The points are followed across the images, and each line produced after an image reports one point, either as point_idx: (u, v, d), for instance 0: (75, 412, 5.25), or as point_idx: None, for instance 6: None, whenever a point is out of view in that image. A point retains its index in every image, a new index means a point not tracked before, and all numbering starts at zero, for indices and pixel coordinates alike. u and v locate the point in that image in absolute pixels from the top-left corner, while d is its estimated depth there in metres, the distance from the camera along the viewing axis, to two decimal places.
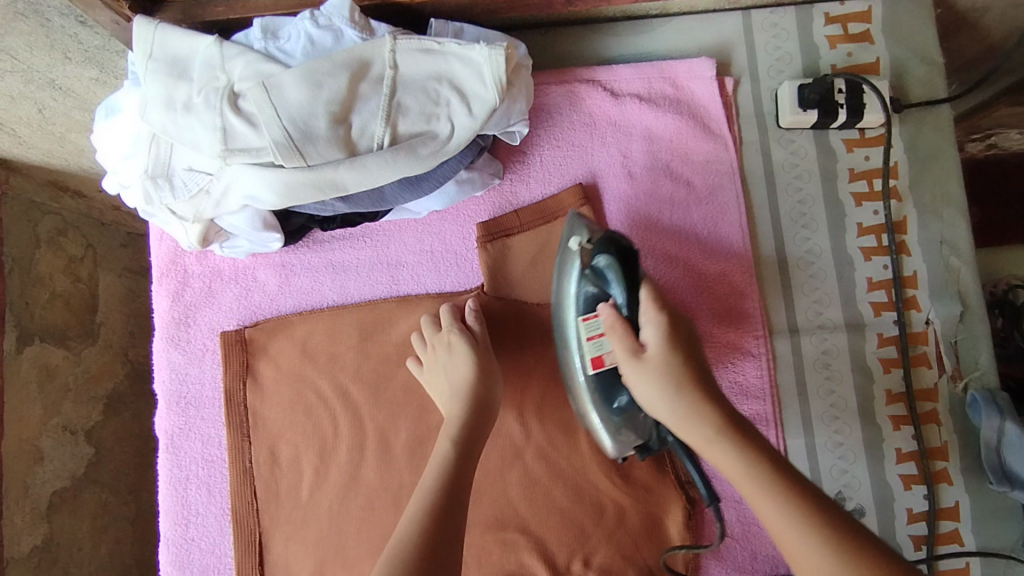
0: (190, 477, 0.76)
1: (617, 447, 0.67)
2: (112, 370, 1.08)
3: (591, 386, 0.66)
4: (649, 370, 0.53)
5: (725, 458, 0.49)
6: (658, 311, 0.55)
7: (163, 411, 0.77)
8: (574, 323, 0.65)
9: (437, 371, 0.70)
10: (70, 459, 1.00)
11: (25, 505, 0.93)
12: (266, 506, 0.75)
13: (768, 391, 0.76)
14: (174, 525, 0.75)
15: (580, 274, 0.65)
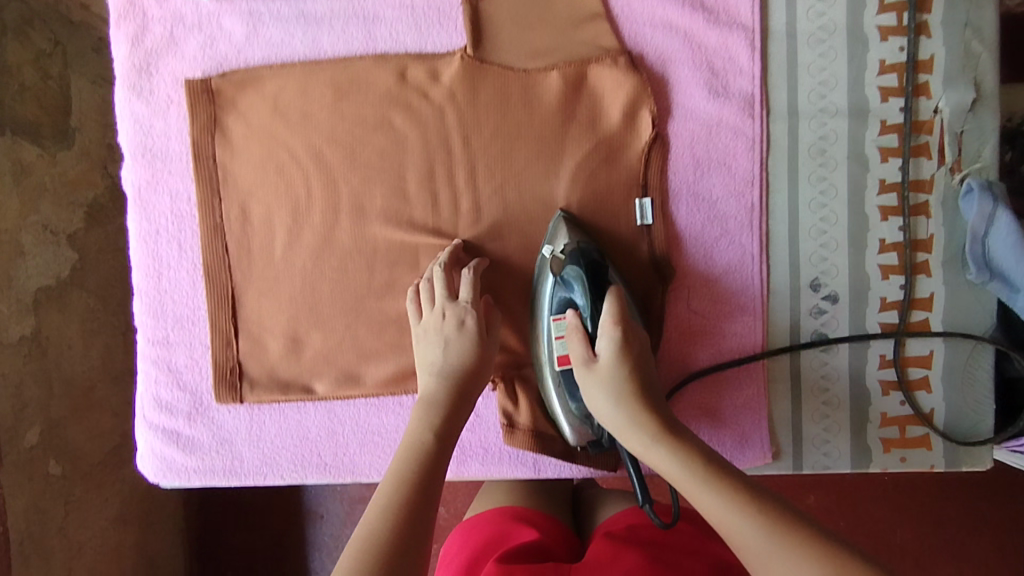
0: (160, 230, 0.74)
1: (575, 436, 0.72)
2: (88, 180, 1.17)
3: (557, 382, 0.70)
4: (597, 375, 0.61)
5: (660, 460, 0.55)
6: (613, 327, 0.62)
7: (128, 163, 0.73)
8: (546, 320, 0.69)
9: (430, 352, 0.66)
10: (53, 258, 1.14)
11: (11, 294, 1.01)
12: (238, 262, 0.74)
13: (758, 174, 0.72)
14: (146, 276, 0.74)
15: (552, 282, 0.69)
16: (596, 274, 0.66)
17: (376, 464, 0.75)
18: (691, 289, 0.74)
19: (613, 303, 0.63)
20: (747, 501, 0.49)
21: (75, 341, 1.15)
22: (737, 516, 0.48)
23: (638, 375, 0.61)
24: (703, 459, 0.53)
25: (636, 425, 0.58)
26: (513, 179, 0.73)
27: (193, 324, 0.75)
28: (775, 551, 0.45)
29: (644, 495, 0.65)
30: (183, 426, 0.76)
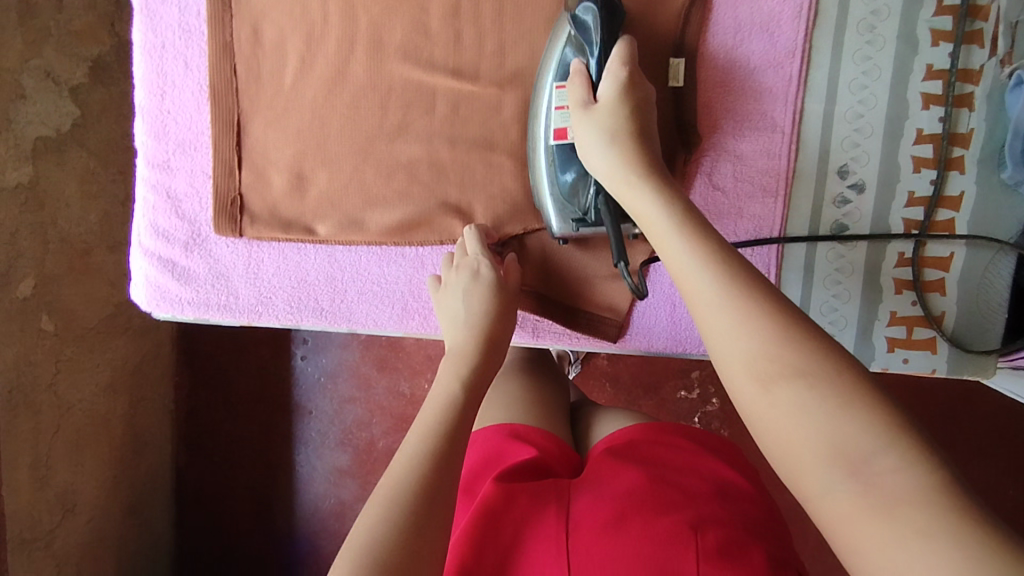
0: (167, 46, 0.70)
1: (558, 220, 0.67)
2: (96, 35, 1.16)
3: (550, 156, 0.66)
4: (598, 113, 0.61)
5: (679, 257, 0.50)
6: (621, 70, 0.61)
7: None
8: (547, 87, 0.66)
9: (453, 302, 0.67)
10: (55, 110, 1.10)
11: (8, 137, 1.02)
12: (246, 87, 0.70)
13: (800, 44, 0.70)
14: (150, 94, 0.71)
15: (567, 36, 0.65)
16: (613, 17, 0.63)
17: (374, 314, 0.74)
18: (714, 161, 0.72)
19: (623, 53, 0.62)
20: (718, 258, 0.49)
21: (73, 201, 1.16)
22: (701, 273, 0.48)
23: (637, 116, 0.61)
24: (727, 265, 0.49)
25: (627, 168, 0.58)
26: (542, 26, 0.69)
27: (195, 150, 0.72)
28: (776, 365, 0.43)
29: (619, 253, 0.61)
30: (179, 256, 0.73)
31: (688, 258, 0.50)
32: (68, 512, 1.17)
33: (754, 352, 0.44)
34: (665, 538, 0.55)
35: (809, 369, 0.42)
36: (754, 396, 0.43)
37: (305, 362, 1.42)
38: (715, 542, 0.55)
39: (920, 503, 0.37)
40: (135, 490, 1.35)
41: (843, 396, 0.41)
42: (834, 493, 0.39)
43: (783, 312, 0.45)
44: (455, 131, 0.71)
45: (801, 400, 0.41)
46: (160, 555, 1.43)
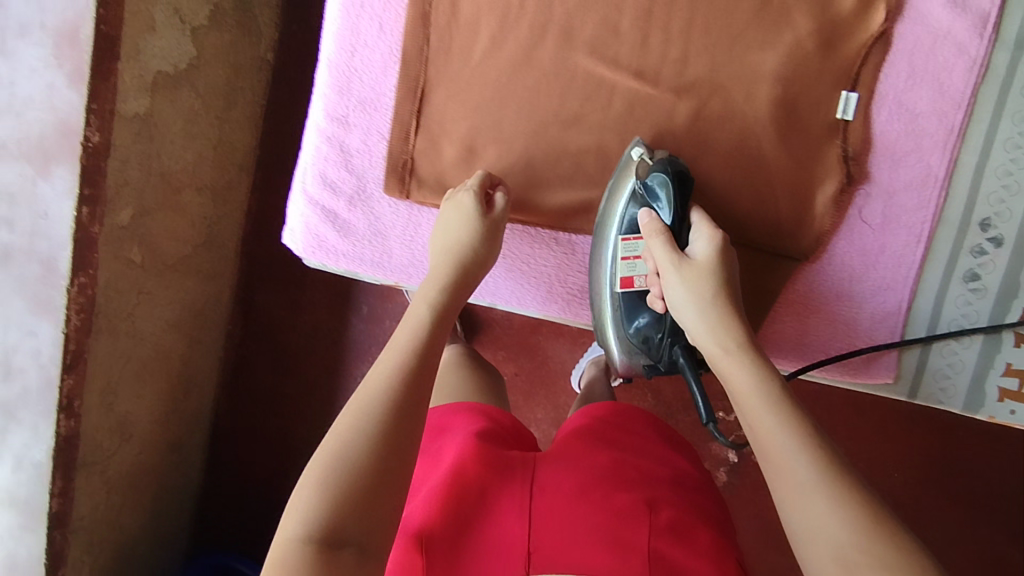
0: (365, 6, 0.73)
1: (625, 359, 0.76)
2: None
3: (615, 301, 0.73)
4: (688, 273, 0.61)
5: (766, 421, 0.52)
6: (714, 230, 0.64)
7: None
8: (613, 238, 0.71)
9: (442, 232, 0.71)
10: (177, 49, 1.23)
11: (135, 68, 1.12)
12: (434, 57, 0.73)
13: (968, 97, 0.72)
14: (341, 49, 0.74)
15: (631, 193, 0.70)
16: (682, 189, 0.67)
17: (521, 293, 0.81)
18: (867, 197, 0.74)
19: (701, 219, 0.66)
20: (808, 436, 0.50)
21: (175, 133, 1.28)
22: (794, 450, 0.50)
23: (728, 281, 0.61)
24: (816, 436, 0.51)
25: (721, 331, 0.58)
26: (725, 43, 0.72)
27: (375, 109, 0.75)
28: (866, 556, 0.45)
29: (709, 414, 0.63)
30: (342, 208, 0.76)
31: (779, 428, 0.51)
32: (125, 440, 1.21)
33: (840, 536, 0.46)
34: (623, 510, 0.59)
35: (887, 561, 0.45)
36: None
37: (360, 326, 1.53)
38: (668, 520, 0.59)
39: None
40: (163, 426, 1.35)
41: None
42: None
43: (871, 507, 0.47)
44: (626, 129, 0.74)
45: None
46: (177, 498, 1.44)
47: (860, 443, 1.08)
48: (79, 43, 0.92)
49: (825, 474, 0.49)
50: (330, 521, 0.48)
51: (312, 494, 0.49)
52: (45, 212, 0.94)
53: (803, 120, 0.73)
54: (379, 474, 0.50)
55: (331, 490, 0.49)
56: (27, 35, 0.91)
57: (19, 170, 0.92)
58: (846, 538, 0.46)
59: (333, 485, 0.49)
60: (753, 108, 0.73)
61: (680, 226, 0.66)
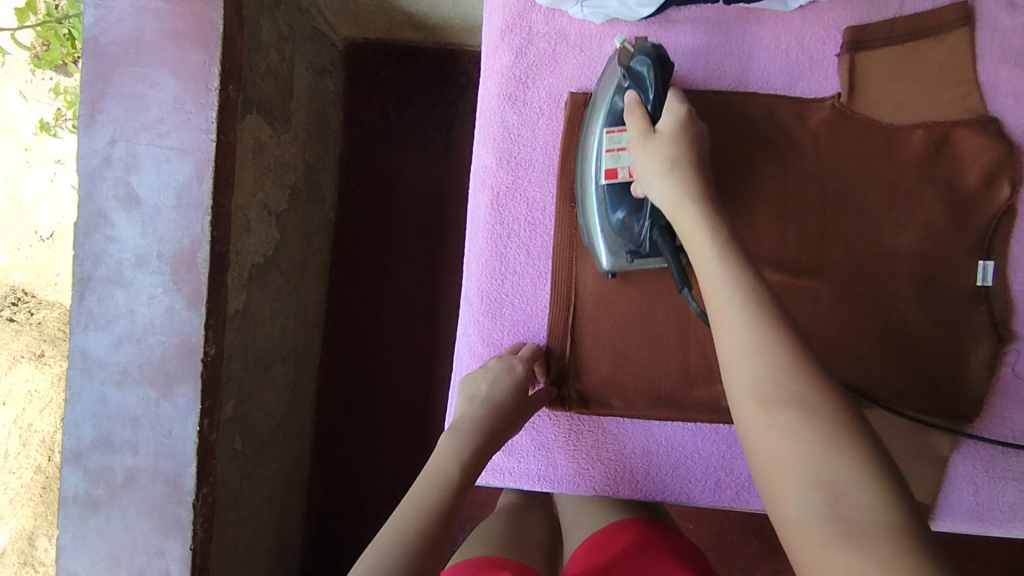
0: (511, 235, 0.76)
1: (611, 259, 0.72)
2: (295, 163, 1.37)
3: (601, 196, 0.70)
4: (658, 140, 0.65)
5: (712, 277, 0.57)
6: (680, 106, 0.67)
7: (491, 167, 0.76)
8: (598, 132, 0.71)
9: (474, 386, 0.73)
10: (265, 239, 1.27)
11: (236, 270, 1.16)
12: (584, 277, 0.76)
13: None
14: (491, 278, 0.76)
15: (617, 85, 0.70)
16: (662, 69, 0.68)
17: (688, 487, 0.77)
18: (1019, 353, 0.75)
19: (677, 96, 0.67)
20: (752, 287, 0.55)
21: (267, 317, 1.33)
22: (742, 313, 0.53)
23: (691, 149, 0.65)
24: (756, 289, 0.55)
25: (682, 189, 0.63)
26: (857, 226, 0.75)
27: (529, 329, 0.77)
28: (780, 387, 0.49)
29: (682, 279, 0.66)
30: None
31: (722, 275, 0.56)
32: None
33: (764, 372, 0.50)
34: None
35: (799, 398, 0.48)
36: (761, 426, 0.49)
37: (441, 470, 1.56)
38: None
39: (886, 537, 0.41)
40: None
41: (825, 429, 0.46)
42: (810, 512, 0.44)
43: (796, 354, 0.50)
44: None
45: (798, 426, 0.47)
46: None
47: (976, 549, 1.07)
48: (197, 265, 1.03)
49: (753, 318, 0.53)
50: None
51: None
52: (169, 431, 1.02)
53: (942, 289, 0.75)
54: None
55: None
56: (144, 264, 1.03)
57: (144, 396, 1.02)
58: (769, 376, 0.50)
59: None
60: (893, 283, 0.75)
61: (659, 106, 0.68)
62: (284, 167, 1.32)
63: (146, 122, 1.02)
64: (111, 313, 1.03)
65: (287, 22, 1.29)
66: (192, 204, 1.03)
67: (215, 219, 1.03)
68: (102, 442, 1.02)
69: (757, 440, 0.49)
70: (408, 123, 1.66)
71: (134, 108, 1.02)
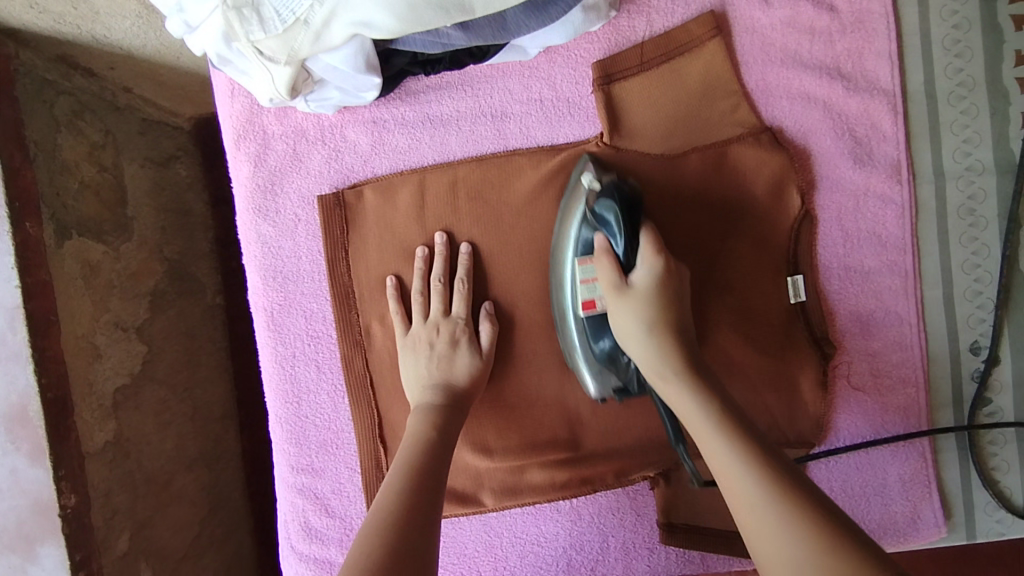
0: (297, 353, 0.71)
1: (596, 387, 0.67)
2: (150, 268, 1.14)
3: (580, 325, 0.64)
4: (633, 300, 0.59)
5: (680, 397, 0.56)
6: (656, 256, 0.59)
7: (258, 287, 0.70)
8: (569, 260, 0.64)
9: (420, 366, 0.67)
10: (126, 357, 1.08)
11: (92, 402, 1.00)
12: (379, 377, 0.71)
13: (909, 241, 0.71)
14: (285, 403, 0.71)
15: (583, 216, 0.63)
16: (631, 216, 0.60)
17: (540, 574, 0.73)
18: (850, 364, 0.71)
19: (650, 238, 0.60)
20: (728, 424, 0.53)
21: (153, 438, 1.13)
22: (725, 444, 0.51)
23: (671, 304, 0.59)
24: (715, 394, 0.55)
25: (663, 361, 0.57)
26: None
27: (338, 447, 0.72)
28: (759, 499, 0.47)
29: (677, 434, 0.62)
30: (335, 554, 0.72)
31: (687, 397, 0.55)
32: None
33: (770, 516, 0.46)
34: None
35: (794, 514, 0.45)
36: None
37: None
38: None
39: None
40: None
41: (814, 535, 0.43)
42: None
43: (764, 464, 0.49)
44: None
45: (764, 506, 0.47)
46: None
47: None
48: (31, 420, 0.91)
49: (717, 422, 0.53)
50: None
51: None
52: None
53: (759, 315, 0.71)
54: (401, 553, 0.49)
55: None
56: None
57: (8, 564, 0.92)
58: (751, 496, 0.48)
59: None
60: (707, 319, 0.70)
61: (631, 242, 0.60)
62: (134, 280, 1.11)
63: None
64: None
65: (99, 126, 1.06)
66: (10, 355, 0.90)
67: (41, 365, 0.92)
68: None
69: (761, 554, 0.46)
70: None
71: None
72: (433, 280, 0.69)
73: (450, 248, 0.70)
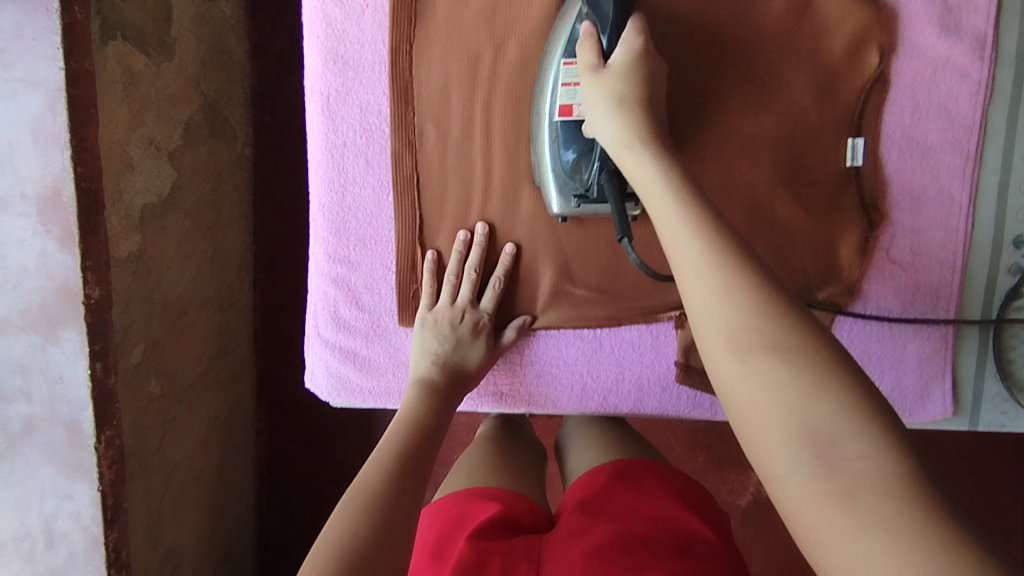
0: (347, 144, 0.71)
1: (561, 199, 0.67)
2: (188, 98, 1.17)
3: (554, 132, 0.65)
4: (606, 78, 0.60)
5: (644, 173, 0.56)
6: (636, 38, 0.60)
7: (317, 69, 0.70)
8: (555, 62, 0.64)
9: (435, 340, 0.70)
10: (157, 177, 1.09)
11: (120, 209, 1.00)
12: (427, 181, 0.71)
13: (978, 121, 0.69)
14: (331, 191, 0.72)
15: (576, 14, 0.64)
16: (623, 8, 0.62)
17: (555, 395, 0.75)
18: (893, 237, 0.72)
19: (636, 24, 0.61)
20: (721, 246, 0.49)
21: (173, 262, 1.15)
22: (683, 226, 0.51)
23: (644, 87, 0.60)
24: (681, 177, 0.55)
25: (633, 134, 0.58)
26: (721, 108, 0.69)
27: (377, 244, 0.73)
28: (704, 268, 0.48)
29: (622, 228, 0.59)
30: (360, 346, 0.75)
31: (652, 176, 0.55)
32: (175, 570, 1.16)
33: (726, 306, 0.46)
34: None
35: (824, 407, 0.40)
36: (726, 362, 0.45)
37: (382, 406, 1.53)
38: None
39: (884, 486, 0.37)
40: (213, 539, 1.29)
41: (745, 305, 0.45)
42: (800, 473, 0.39)
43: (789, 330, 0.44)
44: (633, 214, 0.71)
45: (716, 286, 0.47)
46: None
47: None
48: (65, 206, 0.88)
49: (680, 206, 0.52)
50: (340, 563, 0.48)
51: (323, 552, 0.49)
52: (60, 376, 0.93)
53: (812, 176, 0.70)
54: (386, 508, 0.54)
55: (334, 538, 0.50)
56: (9, 208, 0.88)
57: (29, 343, 0.91)
58: (709, 285, 0.47)
59: (346, 545, 0.50)
60: (759, 170, 0.70)
61: (614, 37, 0.61)
62: (172, 100, 1.13)
63: None
64: None
65: None
66: (49, 138, 0.87)
67: (78, 155, 0.88)
68: None
69: (713, 356, 0.46)
70: None
71: None
72: (469, 270, 0.71)
73: (505, 110, 0.69)
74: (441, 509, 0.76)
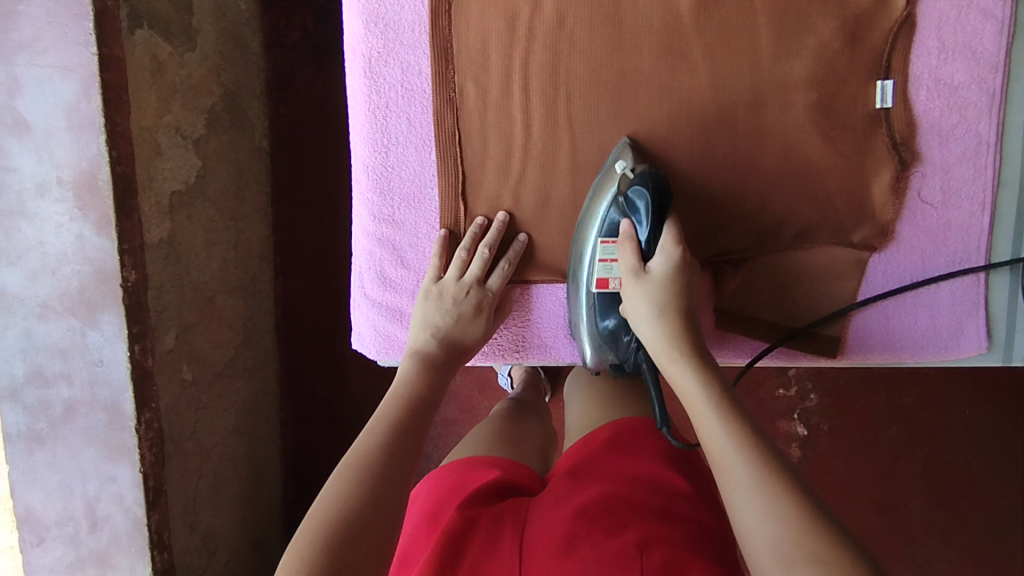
0: (389, 104, 0.73)
1: (596, 356, 0.76)
2: (209, 87, 1.15)
3: (591, 300, 0.74)
4: (642, 286, 0.66)
5: (685, 383, 0.60)
6: (674, 247, 0.66)
7: (359, 32, 0.72)
8: (593, 238, 0.71)
9: (437, 315, 0.72)
10: (184, 164, 1.08)
11: (150, 196, 0.98)
12: (467, 139, 0.73)
13: (1002, 60, 0.71)
14: (374, 151, 0.74)
15: (612, 199, 0.70)
16: (661, 205, 0.66)
17: None
18: (923, 177, 0.73)
19: (673, 232, 0.66)
20: (761, 458, 0.52)
21: (200, 248, 1.13)
22: (726, 434, 0.54)
23: (683, 294, 0.65)
24: (719, 388, 0.58)
25: (674, 343, 0.63)
26: (752, 57, 0.71)
27: (421, 202, 0.75)
28: (748, 473, 0.51)
29: (663, 417, 0.69)
30: (405, 303, 0.76)
31: (693, 388, 0.59)
32: (211, 555, 1.12)
33: (766, 525, 0.48)
34: (611, 558, 0.54)
35: (824, 559, 0.45)
36: (770, 571, 0.47)
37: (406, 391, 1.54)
38: (660, 560, 0.53)
39: None
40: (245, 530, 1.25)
41: (789, 521, 0.48)
42: None
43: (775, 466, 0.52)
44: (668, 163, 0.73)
45: (761, 498, 0.50)
46: None
47: (911, 389, 1.11)
48: (100, 190, 0.87)
49: (722, 418, 0.56)
50: (329, 532, 0.51)
51: (314, 521, 0.52)
52: (100, 359, 0.91)
53: (844, 119, 0.72)
54: (377, 476, 0.56)
55: (326, 504, 0.53)
56: (45, 193, 0.87)
57: (69, 327, 0.90)
58: (751, 495, 0.50)
59: (335, 513, 0.52)
60: (791, 115, 0.72)
61: (652, 241, 0.67)
62: (195, 90, 1.11)
63: (20, 40, 0.84)
64: (20, 247, 0.88)
65: None
66: (84, 123, 0.86)
67: (112, 138, 0.88)
68: (34, 376, 0.91)
69: (756, 550, 0.48)
70: (334, 43, 1.35)
71: (5, 27, 0.84)
72: (483, 250, 0.73)
73: (540, 68, 0.71)
74: (439, 480, 0.76)
